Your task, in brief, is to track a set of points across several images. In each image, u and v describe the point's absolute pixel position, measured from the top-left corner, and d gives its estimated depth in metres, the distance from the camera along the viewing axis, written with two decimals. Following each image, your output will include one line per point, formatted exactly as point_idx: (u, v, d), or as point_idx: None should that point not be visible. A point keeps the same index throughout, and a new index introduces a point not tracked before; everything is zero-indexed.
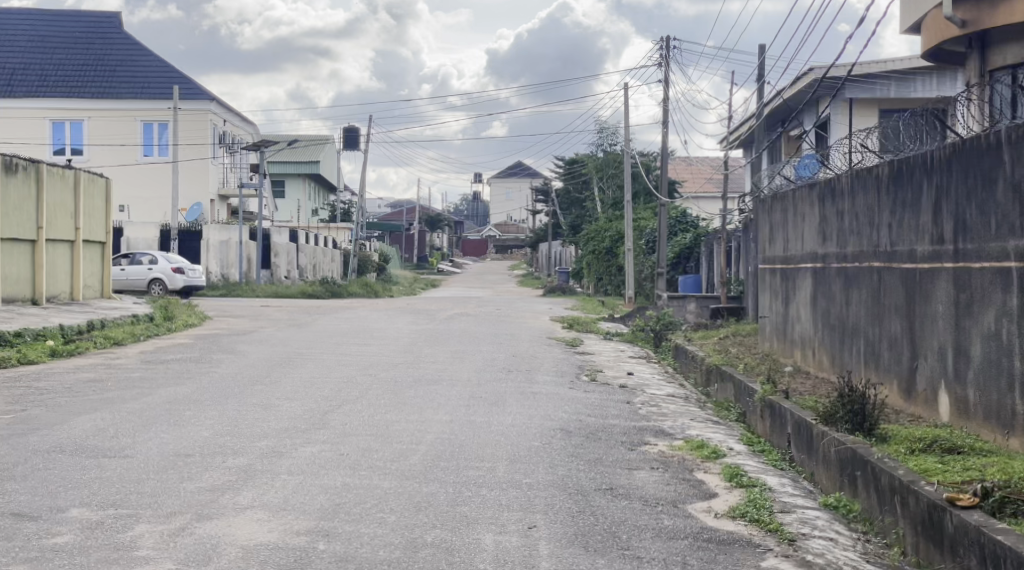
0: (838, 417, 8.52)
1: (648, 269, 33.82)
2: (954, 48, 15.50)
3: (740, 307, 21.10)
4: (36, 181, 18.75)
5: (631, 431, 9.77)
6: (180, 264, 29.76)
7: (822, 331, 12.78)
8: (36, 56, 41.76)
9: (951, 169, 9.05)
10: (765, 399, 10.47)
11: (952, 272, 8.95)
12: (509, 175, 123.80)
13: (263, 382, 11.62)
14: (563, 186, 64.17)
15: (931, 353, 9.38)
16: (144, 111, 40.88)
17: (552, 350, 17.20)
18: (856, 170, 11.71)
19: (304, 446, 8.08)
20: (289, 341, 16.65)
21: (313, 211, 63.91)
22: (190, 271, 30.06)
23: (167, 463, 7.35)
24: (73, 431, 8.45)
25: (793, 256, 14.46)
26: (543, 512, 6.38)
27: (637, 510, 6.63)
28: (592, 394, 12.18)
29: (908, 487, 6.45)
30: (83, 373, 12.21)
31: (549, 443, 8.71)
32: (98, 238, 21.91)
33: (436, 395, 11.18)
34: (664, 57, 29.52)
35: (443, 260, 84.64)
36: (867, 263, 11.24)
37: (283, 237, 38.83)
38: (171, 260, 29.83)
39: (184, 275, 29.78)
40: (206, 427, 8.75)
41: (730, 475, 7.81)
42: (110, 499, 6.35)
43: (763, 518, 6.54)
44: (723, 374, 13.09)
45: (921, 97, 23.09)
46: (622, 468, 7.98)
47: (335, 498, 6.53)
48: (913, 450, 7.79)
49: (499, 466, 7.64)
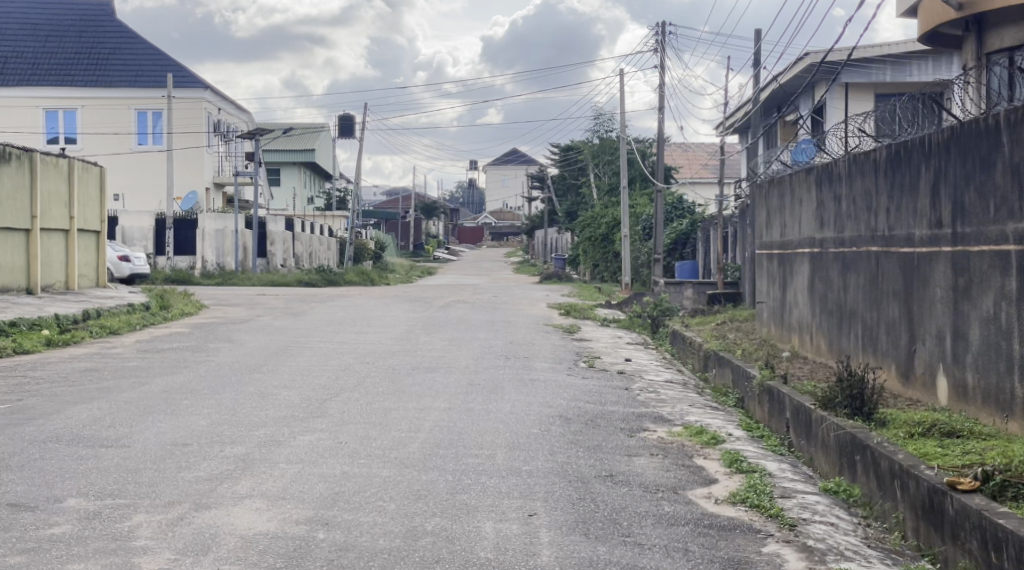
0: (837, 401, 8.49)
1: (645, 256, 33.78)
2: (951, 31, 15.46)
3: (736, 293, 21.04)
4: (30, 170, 18.68)
5: (630, 417, 9.76)
6: (127, 253, 29.92)
7: (820, 316, 12.75)
8: (29, 44, 41.56)
9: (950, 152, 9.00)
10: (763, 384, 10.45)
11: (951, 256, 8.90)
12: (504, 162, 123.59)
13: (260, 371, 11.57)
14: (559, 172, 64.07)
15: (930, 337, 9.35)
16: (138, 99, 40.69)
17: (549, 337, 17.19)
18: (852, 155, 11.69)
19: (303, 435, 8.05)
20: (286, 330, 16.61)
21: (308, 199, 63.83)
22: (135, 260, 30.26)
23: (165, 453, 7.31)
24: (70, 421, 8.41)
25: (790, 241, 14.42)
26: (543, 500, 6.36)
27: (637, 497, 6.61)
28: (590, 380, 12.19)
29: (908, 472, 6.44)
30: (80, 362, 12.17)
31: (548, 430, 8.69)
32: (93, 227, 21.82)
33: (434, 382, 11.15)
34: (660, 43, 29.46)
35: (439, 247, 84.72)
36: (864, 247, 11.21)
37: (279, 226, 38.67)
38: (118, 249, 29.94)
39: (130, 264, 29.98)
40: (204, 417, 8.72)
41: (730, 461, 7.79)
42: (107, 489, 6.32)
43: (763, 504, 6.52)
44: (721, 359, 13.07)
45: (917, 81, 23.01)
46: (621, 455, 7.96)
47: (334, 486, 6.50)
48: (913, 435, 7.76)
49: (498, 454, 7.61)
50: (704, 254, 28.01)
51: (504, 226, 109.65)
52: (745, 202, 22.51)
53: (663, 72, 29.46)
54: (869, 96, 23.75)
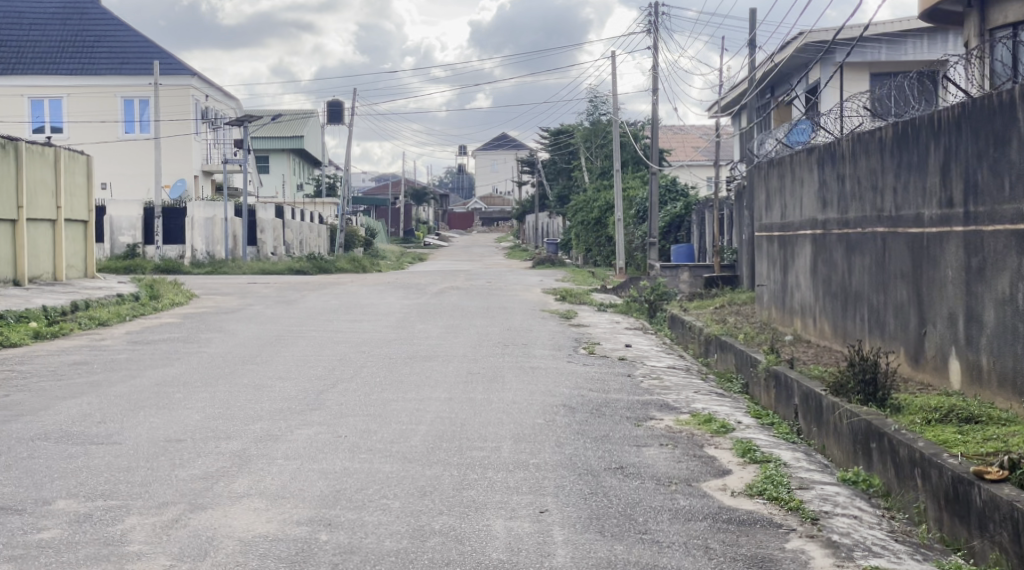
0: (849, 387, 8.25)
1: (639, 239, 33.47)
2: (951, 7, 15.20)
3: (734, 276, 20.77)
4: (15, 159, 18.35)
5: (635, 405, 9.51)
6: None
7: (823, 299, 12.53)
8: (12, 33, 40.95)
9: (960, 130, 8.74)
10: (769, 369, 10.23)
11: (963, 237, 8.67)
12: (492, 147, 123.24)
13: (254, 362, 11.31)
14: (550, 157, 63.69)
15: (941, 319, 9.12)
16: (124, 86, 40.22)
17: (547, 323, 16.91)
18: (857, 134, 11.39)
19: (300, 428, 7.78)
20: (279, 319, 16.34)
21: (297, 186, 63.34)
22: None
23: (158, 450, 7.04)
24: (58, 417, 8.11)
25: (791, 222, 14.15)
26: (554, 495, 6.11)
27: (651, 491, 6.36)
28: (591, 367, 11.94)
29: (930, 460, 6.21)
30: (69, 355, 11.86)
31: (553, 420, 8.43)
32: (81, 217, 21.49)
33: (433, 371, 10.88)
34: (653, 23, 29.11)
35: (429, 234, 84.40)
36: (870, 229, 10.96)
37: (268, 213, 38.17)
38: None
39: None
40: (198, 410, 8.45)
41: (743, 451, 7.56)
42: (99, 490, 6.03)
43: (782, 496, 6.29)
44: (723, 344, 12.85)
45: (912, 59, 22.72)
46: (630, 445, 7.71)
47: (335, 483, 6.23)
48: (930, 421, 7.52)
49: (504, 446, 7.35)
50: (700, 237, 27.72)
51: (494, 211, 109.34)
52: (740, 183, 22.24)
53: (656, 53, 29.06)
54: (865, 75, 23.48)
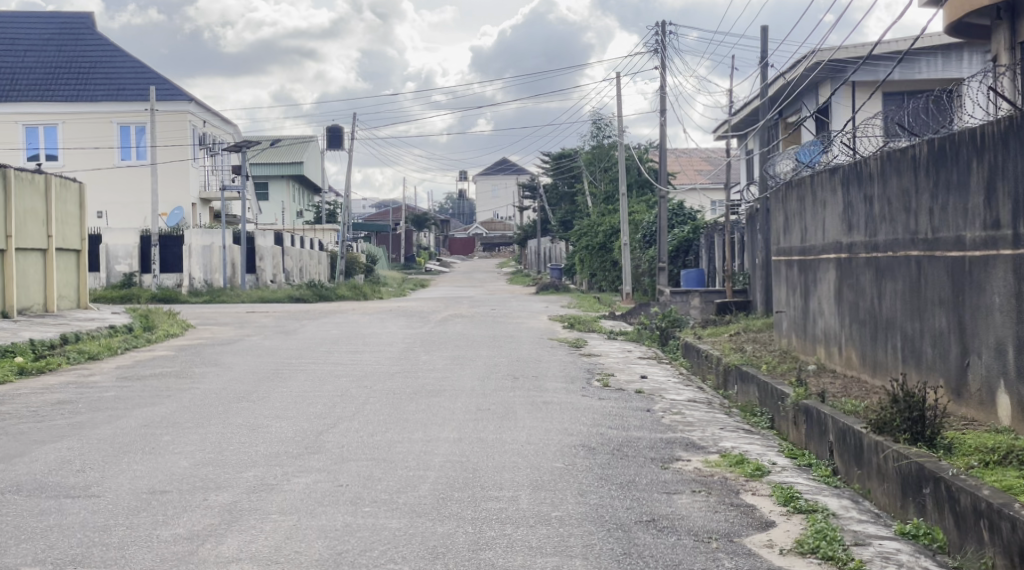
0: (893, 425, 7.49)
1: (646, 264, 32.41)
2: (976, 20, 14.58)
3: (748, 301, 20.10)
4: (3, 185, 17.71)
5: (660, 445, 8.82)
6: None
7: (850, 326, 11.84)
8: (6, 59, 40.35)
9: (1007, 146, 8.09)
10: (799, 403, 9.53)
11: (1011, 260, 8.02)
12: (494, 172, 122.69)
13: (249, 398, 10.64)
14: (551, 181, 63.37)
15: (987, 349, 8.44)
16: (120, 113, 39.81)
17: (557, 353, 16.30)
18: (889, 151, 10.73)
19: (297, 476, 7.10)
20: (275, 350, 15.65)
21: (296, 213, 62.72)
22: None
23: (140, 504, 6.35)
24: (35, 465, 7.43)
25: (812, 246, 13.48)
26: (582, 556, 5.43)
27: (689, 549, 5.69)
28: (607, 402, 11.21)
29: (1001, 512, 5.52)
30: (53, 393, 11.14)
31: (573, 464, 7.76)
32: (73, 245, 20.89)
33: (440, 409, 10.16)
34: (660, 43, 28.49)
35: (430, 261, 83.92)
36: (902, 252, 10.29)
37: (267, 240, 37.56)
38: None
39: None
40: (186, 456, 7.76)
41: (786, 499, 6.85)
42: (69, 555, 5.35)
43: (838, 555, 5.65)
44: (744, 375, 12.16)
45: (927, 79, 22.05)
46: (660, 493, 7.02)
47: (336, 544, 5.55)
48: (988, 464, 6.80)
49: (521, 496, 6.67)
50: (710, 260, 26.99)
51: (496, 237, 109.48)
52: (752, 206, 21.54)
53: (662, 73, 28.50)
54: (879, 95, 22.89)
